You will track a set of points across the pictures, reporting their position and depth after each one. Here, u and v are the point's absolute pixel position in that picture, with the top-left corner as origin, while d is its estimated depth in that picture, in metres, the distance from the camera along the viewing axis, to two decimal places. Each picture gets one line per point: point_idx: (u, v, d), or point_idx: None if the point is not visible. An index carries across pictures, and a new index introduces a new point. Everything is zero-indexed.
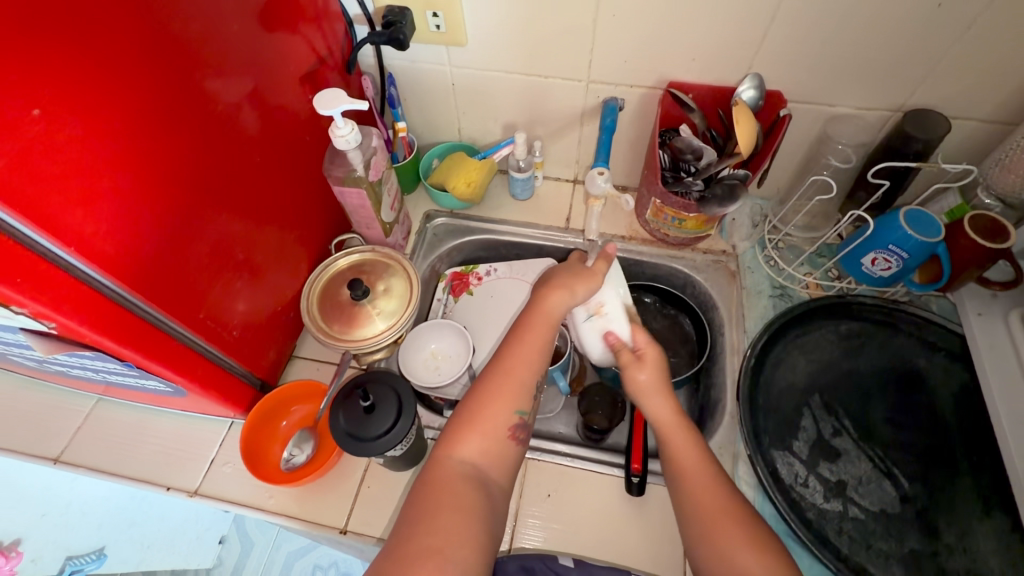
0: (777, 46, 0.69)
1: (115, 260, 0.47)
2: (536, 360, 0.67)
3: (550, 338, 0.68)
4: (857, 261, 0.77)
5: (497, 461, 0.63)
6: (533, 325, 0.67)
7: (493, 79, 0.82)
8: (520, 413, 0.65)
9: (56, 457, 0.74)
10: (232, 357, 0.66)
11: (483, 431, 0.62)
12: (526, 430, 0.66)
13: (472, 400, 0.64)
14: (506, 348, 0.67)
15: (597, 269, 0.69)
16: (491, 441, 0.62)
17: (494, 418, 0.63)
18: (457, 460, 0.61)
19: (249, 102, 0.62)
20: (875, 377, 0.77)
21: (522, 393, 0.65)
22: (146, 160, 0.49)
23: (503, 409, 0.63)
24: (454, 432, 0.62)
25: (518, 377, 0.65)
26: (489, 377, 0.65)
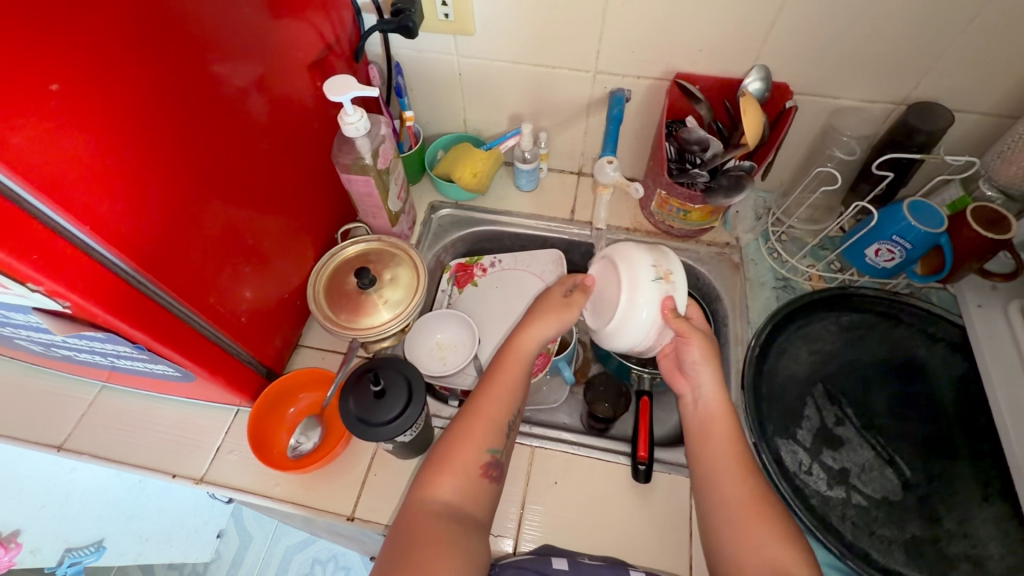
0: (784, 38, 0.69)
1: (128, 240, 0.47)
2: (509, 398, 0.67)
3: (522, 380, 0.68)
4: (860, 252, 0.78)
5: (472, 498, 0.61)
6: (504, 365, 0.69)
7: (500, 70, 0.82)
8: (491, 451, 0.64)
9: (59, 445, 0.73)
10: (240, 344, 0.66)
11: (455, 470, 0.61)
12: (501, 468, 0.64)
13: (444, 442, 0.64)
14: (479, 388, 0.68)
15: (573, 303, 0.71)
16: (465, 479, 0.61)
17: (467, 457, 0.62)
18: (431, 500, 0.59)
19: (258, 87, 0.62)
20: (877, 367, 0.78)
21: (494, 431, 0.64)
22: (158, 140, 0.49)
23: (473, 448, 0.63)
24: (427, 474, 0.61)
25: (490, 416, 0.65)
26: (460, 418, 0.65)
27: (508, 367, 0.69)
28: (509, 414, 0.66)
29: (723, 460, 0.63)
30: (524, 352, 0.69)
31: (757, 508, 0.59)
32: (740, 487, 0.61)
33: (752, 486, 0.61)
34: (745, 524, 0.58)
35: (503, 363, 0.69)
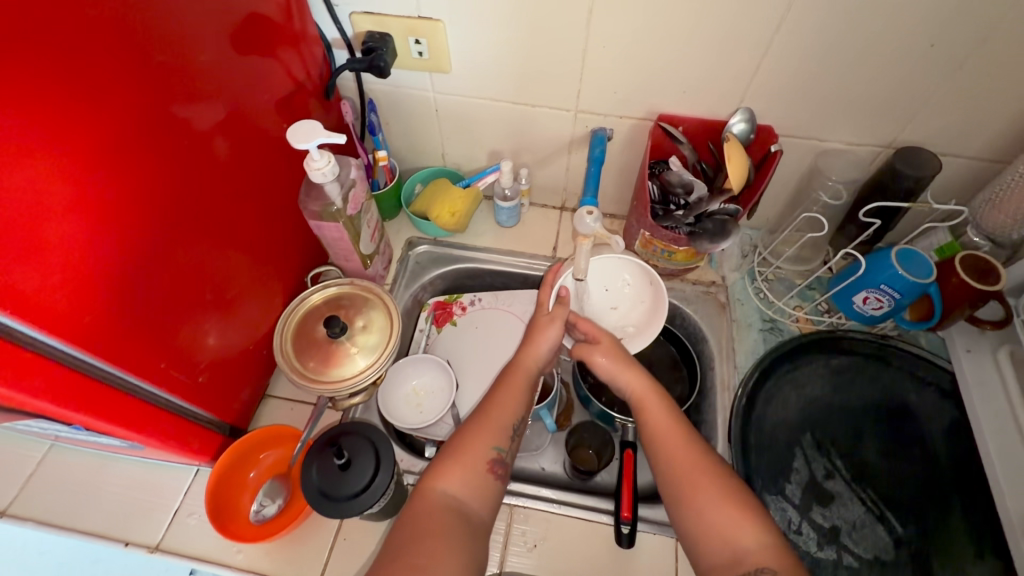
0: (769, 82, 0.67)
1: (63, 317, 0.43)
2: (515, 403, 0.67)
3: (527, 389, 0.69)
4: (847, 298, 0.76)
5: (477, 495, 0.60)
6: (509, 376, 0.70)
7: (478, 107, 0.80)
8: (497, 448, 0.63)
9: (3, 510, 0.68)
10: (196, 405, 0.62)
11: (463, 464, 0.61)
12: (507, 467, 0.64)
13: (452, 439, 0.64)
14: (488, 393, 0.69)
15: (555, 315, 0.73)
16: (472, 473, 0.61)
17: (474, 452, 0.62)
18: (438, 491, 0.59)
19: (220, 136, 0.58)
20: (866, 414, 0.75)
21: (501, 431, 0.65)
22: (102, 205, 0.45)
23: (481, 443, 0.63)
24: (436, 466, 0.62)
25: (498, 417, 0.66)
26: (470, 420, 0.66)
27: (514, 376, 0.70)
28: (517, 417, 0.67)
29: (664, 433, 0.64)
30: (531, 365, 0.71)
31: (700, 478, 0.59)
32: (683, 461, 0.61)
33: (695, 458, 0.61)
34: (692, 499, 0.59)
35: (511, 369, 0.71)
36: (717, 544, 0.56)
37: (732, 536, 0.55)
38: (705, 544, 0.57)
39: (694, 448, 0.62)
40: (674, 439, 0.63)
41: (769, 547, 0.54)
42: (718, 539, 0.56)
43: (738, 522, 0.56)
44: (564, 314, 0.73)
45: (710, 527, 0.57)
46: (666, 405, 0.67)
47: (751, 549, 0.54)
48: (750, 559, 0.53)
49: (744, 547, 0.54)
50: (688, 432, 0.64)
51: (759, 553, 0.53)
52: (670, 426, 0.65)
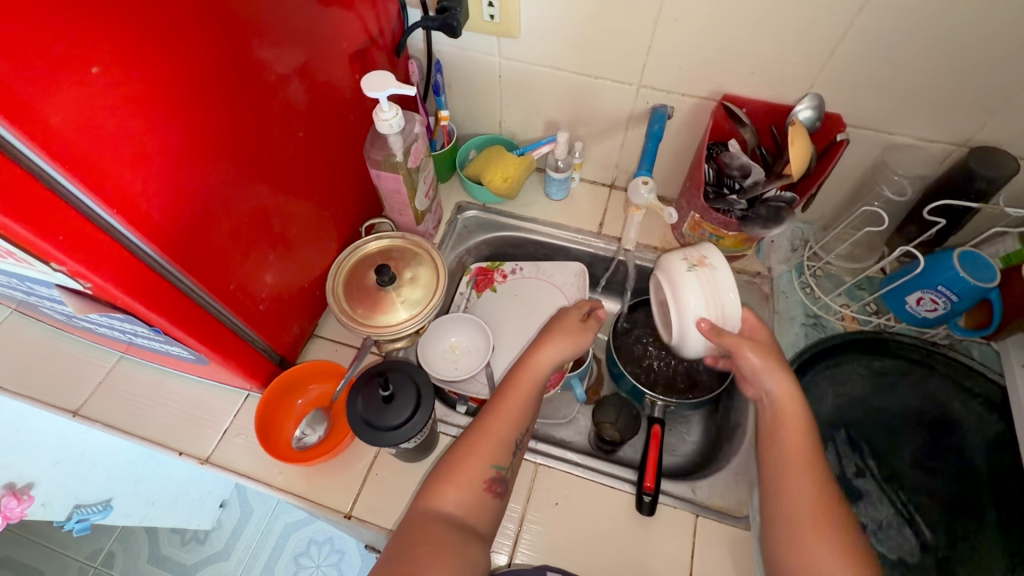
0: (844, 65, 0.66)
1: (155, 225, 0.47)
2: (518, 416, 0.66)
3: (532, 399, 0.68)
4: (900, 298, 0.74)
5: (474, 512, 0.61)
6: (518, 382, 0.68)
7: (542, 75, 0.81)
8: (496, 467, 0.63)
9: (75, 410, 0.75)
10: (254, 330, 0.66)
11: (460, 481, 0.61)
12: (506, 485, 0.64)
13: (452, 452, 0.64)
14: (491, 403, 0.67)
15: (590, 327, 0.73)
16: (469, 490, 0.61)
17: (472, 469, 0.62)
18: (433, 506, 0.60)
19: (298, 78, 0.61)
20: (906, 418, 0.74)
21: (502, 448, 0.64)
22: (195, 125, 0.48)
23: (480, 462, 0.62)
24: (433, 481, 0.62)
25: (498, 433, 0.64)
26: (469, 432, 0.65)
27: (521, 380, 0.69)
28: (518, 426, 0.66)
29: (790, 474, 0.60)
30: (538, 371, 0.69)
31: (815, 527, 0.57)
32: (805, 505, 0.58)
33: (817, 502, 0.58)
34: (806, 544, 0.56)
35: (516, 375, 0.69)
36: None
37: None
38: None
39: (819, 494, 0.59)
40: (800, 475, 0.60)
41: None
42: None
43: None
44: (598, 327, 0.75)
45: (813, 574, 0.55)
46: (810, 452, 0.61)
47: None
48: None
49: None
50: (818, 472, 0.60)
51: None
52: (801, 461, 0.60)
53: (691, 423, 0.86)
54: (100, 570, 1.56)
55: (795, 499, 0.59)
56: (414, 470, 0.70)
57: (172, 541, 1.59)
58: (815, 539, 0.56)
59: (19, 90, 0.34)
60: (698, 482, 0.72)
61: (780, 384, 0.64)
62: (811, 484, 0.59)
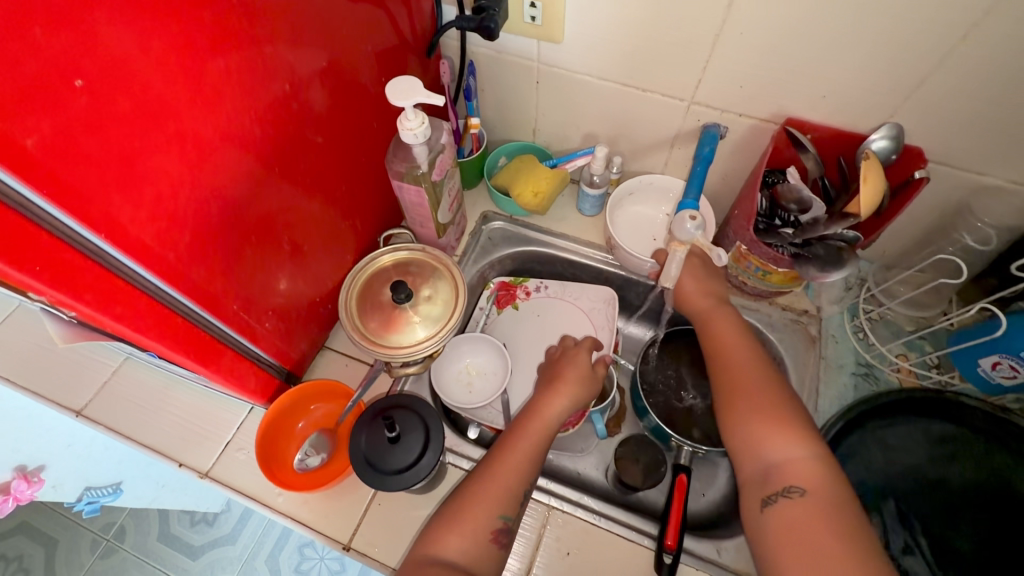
0: (934, 96, 0.57)
1: (151, 249, 0.42)
2: (528, 464, 0.62)
3: (543, 445, 0.64)
4: (972, 360, 0.66)
5: (478, 564, 0.56)
6: (528, 429, 0.65)
7: (583, 84, 0.74)
8: (504, 518, 0.58)
9: (78, 410, 0.73)
10: (260, 348, 0.62)
11: (464, 529, 0.57)
12: (511, 536, 0.59)
13: (456, 498, 0.60)
14: (498, 449, 0.63)
15: (598, 374, 0.72)
16: (474, 540, 0.56)
17: (479, 517, 0.57)
18: (433, 553, 0.56)
19: (317, 85, 0.56)
20: (965, 494, 0.66)
21: (510, 498, 0.59)
22: (197, 139, 0.43)
23: (486, 511, 0.58)
24: (435, 526, 0.58)
25: (506, 482, 0.60)
26: (473, 477, 0.61)
27: (531, 429, 0.65)
28: (526, 474, 0.61)
29: (726, 368, 0.65)
30: (551, 419, 0.66)
31: (744, 398, 0.61)
32: (734, 381, 0.63)
33: (750, 385, 0.62)
34: (737, 417, 0.61)
35: (527, 420, 0.66)
36: (750, 461, 0.58)
37: (765, 454, 0.57)
38: (741, 457, 0.59)
39: (747, 370, 0.63)
40: (731, 358, 0.65)
41: (802, 463, 0.56)
42: (753, 453, 0.58)
43: (779, 441, 0.57)
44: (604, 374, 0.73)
45: (746, 443, 0.59)
46: (746, 352, 0.65)
47: (787, 468, 0.56)
48: (780, 476, 0.56)
49: (781, 464, 0.56)
50: (747, 350, 0.66)
51: (788, 468, 0.56)
52: (733, 350, 0.66)
53: (718, 468, 0.79)
54: (111, 544, 1.59)
55: (722, 382, 0.64)
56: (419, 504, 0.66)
57: (182, 521, 1.60)
58: (744, 411, 0.60)
59: None
60: (724, 543, 0.66)
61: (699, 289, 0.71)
62: (742, 362, 0.64)
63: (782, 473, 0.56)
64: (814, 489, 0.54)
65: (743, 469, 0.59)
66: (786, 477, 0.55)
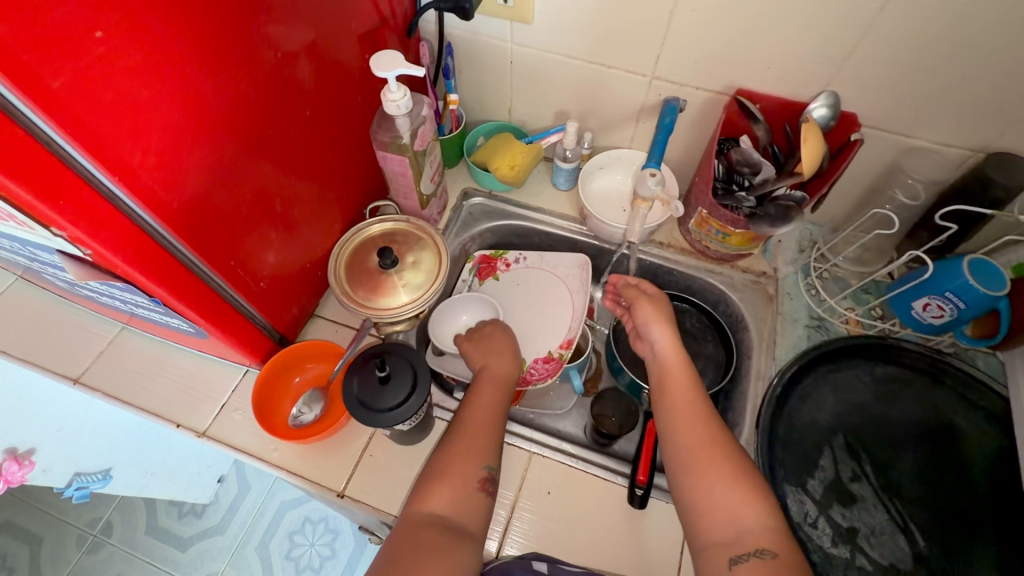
0: (863, 65, 0.65)
1: (156, 195, 0.47)
2: (494, 418, 0.66)
3: (504, 399, 0.69)
4: (907, 304, 0.74)
5: (468, 513, 0.59)
6: (484, 387, 0.69)
7: (554, 63, 0.80)
8: (488, 468, 0.62)
9: (76, 378, 0.75)
10: (255, 307, 0.66)
11: (453, 482, 0.60)
12: (496, 485, 0.63)
13: (437, 456, 0.63)
14: (464, 408, 0.67)
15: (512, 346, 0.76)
16: (463, 491, 0.60)
17: (464, 470, 0.61)
18: (424, 511, 0.59)
19: (306, 57, 0.60)
20: (906, 425, 0.73)
21: (488, 448, 0.63)
22: (199, 97, 0.48)
23: (470, 463, 0.61)
24: (423, 485, 0.61)
25: (480, 435, 0.64)
26: (451, 433, 0.65)
27: (487, 389, 0.69)
28: (496, 428, 0.66)
29: (685, 421, 0.63)
30: (505, 377, 0.71)
31: (706, 458, 0.59)
32: (692, 441, 0.61)
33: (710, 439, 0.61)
34: (701, 477, 0.59)
35: (488, 383, 0.70)
36: (723, 523, 0.56)
37: (739, 520, 0.55)
38: (708, 517, 0.57)
39: (705, 429, 0.62)
40: (686, 417, 0.63)
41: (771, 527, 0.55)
42: (724, 516, 0.56)
43: (746, 504, 0.56)
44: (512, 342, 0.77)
45: (718, 506, 0.57)
46: (701, 403, 0.64)
47: (757, 532, 0.54)
48: (750, 540, 0.54)
49: (750, 527, 0.55)
50: (700, 406, 0.64)
51: (762, 537, 0.54)
52: (689, 402, 0.65)
53: None
54: (99, 539, 1.58)
55: (682, 436, 0.62)
56: (409, 453, 0.71)
57: (170, 513, 1.61)
58: (709, 472, 0.58)
59: (22, 54, 0.34)
60: None
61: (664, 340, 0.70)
62: (700, 419, 0.63)
63: (751, 536, 0.54)
64: (785, 554, 0.53)
65: (710, 530, 0.56)
66: (757, 542, 0.54)
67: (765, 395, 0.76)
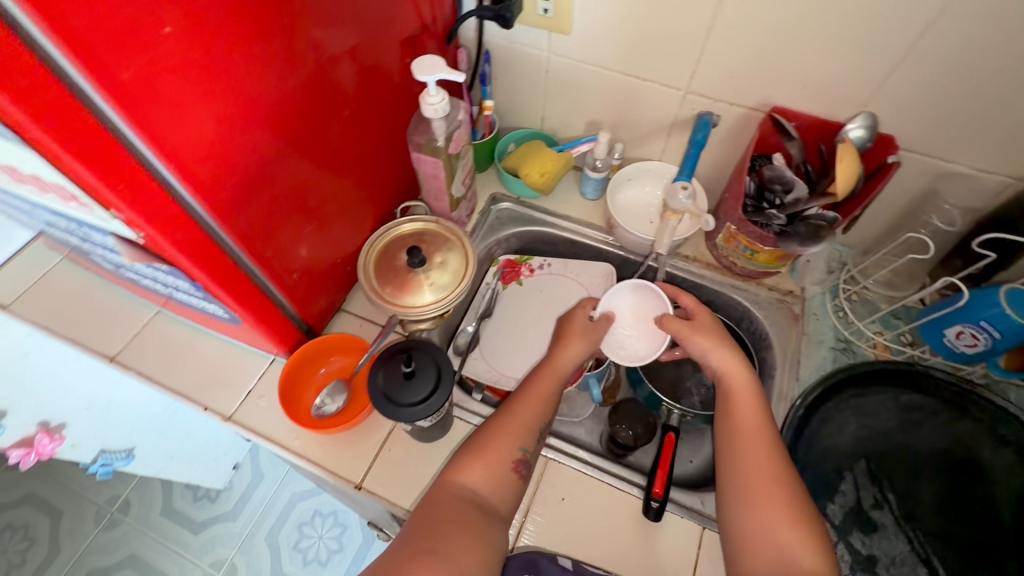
0: (903, 86, 0.64)
1: (204, 183, 0.49)
2: (542, 405, 0.66)
3: (556, 389, 0.69)
4: (938, 330, 0.73)
5: (498, 490, 0.60)
6: (541, 373, 0.69)
7: (588, 73, 0.81)
8: (523, 449, 0.63)
9: (112, 356, 0.78)
10: (286, 297, 0.68)
11: (487, 459, 0.61)
12: (530, 468, 0.64)
13: (483, 430, 0.64)
14: (520, 388, 0.68)
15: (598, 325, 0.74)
16: (495, 468, 0.61)
17: (499, 448, 0.62)
18: (458, 483, 0.59)
19: (350, 57, 0.62)
20: (931, 455, 0.71)
21: (527, 432, 0.64)
22: (250, 91, 0.50)
23: (507, 442, 0.62)
24: (460, 459, 0.61)
25: (525, 417, 0.65)
26: (496, 414, 0.66)
27: (545, 375, 0.69)
28: (543, 415, 0.66)
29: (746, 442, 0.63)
30: (562, 366, 0.70)
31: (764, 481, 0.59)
32: (755, 463, 0.61)
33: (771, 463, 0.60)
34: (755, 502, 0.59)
35: (545, 372, 0.69)
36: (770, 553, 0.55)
37: (787, 550, 0.55)
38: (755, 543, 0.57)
39: (769, 451, 0.62)
40: (753, 441, 0.63)
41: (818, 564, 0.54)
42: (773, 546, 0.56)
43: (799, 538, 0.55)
44: (606, 325, 0.74)
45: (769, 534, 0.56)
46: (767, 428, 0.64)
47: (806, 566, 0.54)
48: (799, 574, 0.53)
49: (799, 561, 0.54)
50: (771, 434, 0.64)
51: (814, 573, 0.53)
52: (755, 422, 0.64)
53: (705, 435, 0.83)
54: (116, 516, 1.62)
55: (742, 460, 0.62)
56: (426, 450, 0.71)
57: (185, 496, 1.64)
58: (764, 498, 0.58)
59: (94, 45, 0.36)
60: (708, 495, 0.71)
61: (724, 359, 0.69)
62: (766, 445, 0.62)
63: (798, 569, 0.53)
64: None
65: (753, 556, 0.56)
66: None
67: (787, 417, 0.74)
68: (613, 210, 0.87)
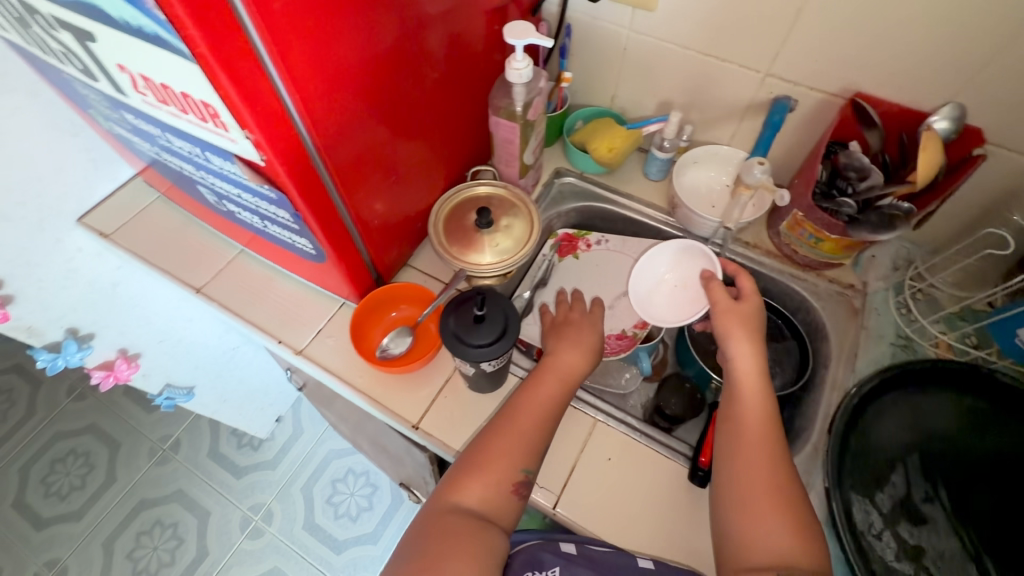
0: (998, 75, 0.64)
1: (318, 116, 0.53)
2: (543, 419, 0.67)
3: (558, 402, 0.69)
4: (1011, 330, 0.72)
5: (499, 509, 0.62)
6: (542, 385, 0.69)
7: (667, 52, 0.82)
8: (525, 470, 0.64)
9: (198, 288, 0.85)
10: (366, 241, 0.73)
11: (487, 478, 0.62)
12: (531, 487, 0.64)
13: (482, 445, 0.65)
14: (519, 400, 0.68)
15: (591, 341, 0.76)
16: (496, 489, 0.62)
17: (500, 468, 0.62)
18: (457, 501, 0.61)
19: (450, 16, 0.66)
20: (992, 457, 0.69)
21: (528, 449, 0.64)
22: (367, 35, 0.54)
23: (508, 464, 0.63)
24: (458, 476, 0.63)
25: (525, 430, 0.65)
26: (494, 427, 0.66)
27: (544, 386, 0.70)
28: (545, 428, 0.66)
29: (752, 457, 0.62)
30: (562, 378, 0.71)
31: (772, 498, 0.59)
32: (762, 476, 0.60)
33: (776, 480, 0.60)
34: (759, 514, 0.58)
35: (546, 381, 0.70)
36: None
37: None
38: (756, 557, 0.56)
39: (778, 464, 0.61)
40: (761, 453, 0.62)
41: None
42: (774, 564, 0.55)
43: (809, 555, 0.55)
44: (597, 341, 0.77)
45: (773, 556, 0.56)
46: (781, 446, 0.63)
47: None
48: None
49: None
50: (774, 453, 0.62)
51: None
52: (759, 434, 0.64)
53: None
54: (166, 454, 1.71)
55: (745, 474, 0.61)
56: (480, 399, 0.75)
57: (230, 442, 1.73)
58: (772, 516, 0.58)
59: None
60: None
61: (742, 359, 0.69)
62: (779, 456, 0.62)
63: None
64: None
65: None
66: None
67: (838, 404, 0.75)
68: (679, 190, 0.88)
